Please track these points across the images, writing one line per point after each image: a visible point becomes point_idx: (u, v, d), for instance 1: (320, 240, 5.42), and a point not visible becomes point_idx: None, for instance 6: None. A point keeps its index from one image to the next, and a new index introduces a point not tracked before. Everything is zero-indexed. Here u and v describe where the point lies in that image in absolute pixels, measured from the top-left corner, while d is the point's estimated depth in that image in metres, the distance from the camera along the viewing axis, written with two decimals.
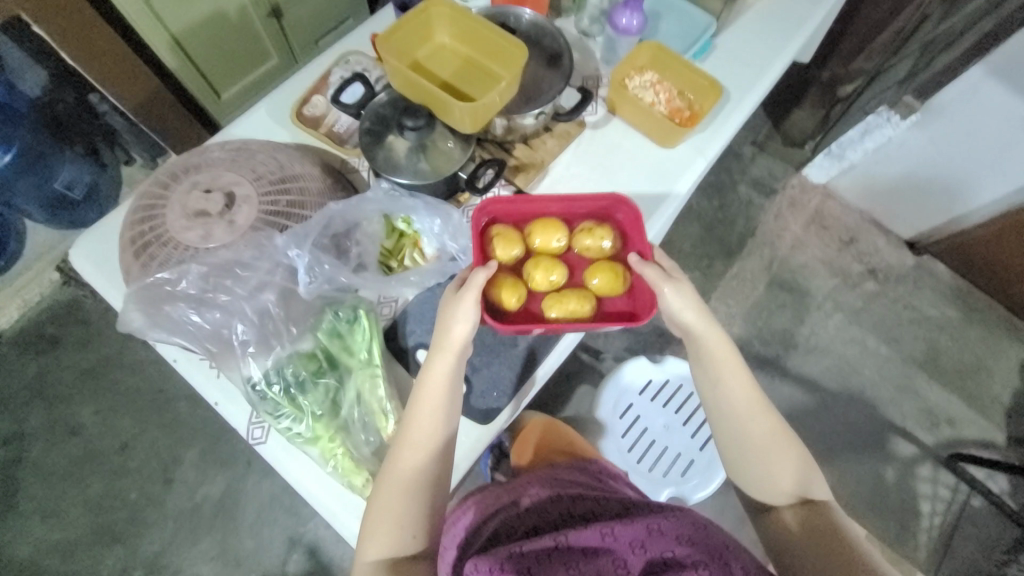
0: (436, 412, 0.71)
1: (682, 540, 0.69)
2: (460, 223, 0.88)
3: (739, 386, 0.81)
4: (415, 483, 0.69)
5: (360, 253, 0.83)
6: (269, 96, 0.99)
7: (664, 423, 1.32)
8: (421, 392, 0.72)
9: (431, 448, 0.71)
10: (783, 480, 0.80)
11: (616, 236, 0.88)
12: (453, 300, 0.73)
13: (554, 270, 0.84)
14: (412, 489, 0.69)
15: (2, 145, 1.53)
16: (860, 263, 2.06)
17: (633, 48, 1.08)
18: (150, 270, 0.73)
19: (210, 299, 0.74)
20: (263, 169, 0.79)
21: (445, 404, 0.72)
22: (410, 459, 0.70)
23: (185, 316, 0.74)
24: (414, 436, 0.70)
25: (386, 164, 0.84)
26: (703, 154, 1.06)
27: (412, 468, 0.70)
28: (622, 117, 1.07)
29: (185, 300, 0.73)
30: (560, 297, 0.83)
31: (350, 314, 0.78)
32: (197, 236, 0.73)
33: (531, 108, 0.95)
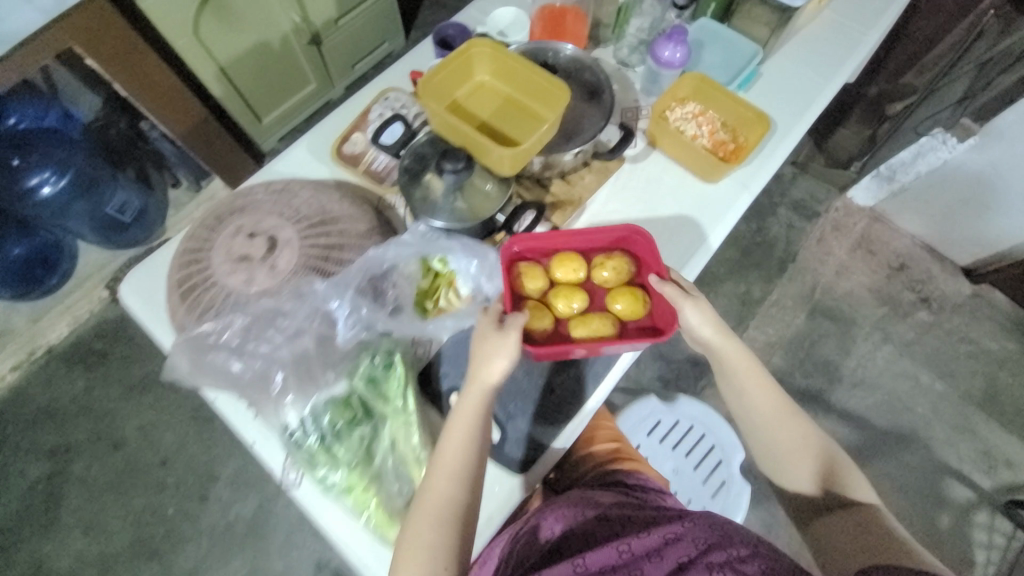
0: (467, 449, 0.71)
1: (698, 544, 0.69)
2: (495, 264, 0.87)
3: (757, 390, 0.85)
4: (447, 509, 0.68)
5: (397, 294, 0.82)
6: (309, 133, 1.01)
7: (673, 467, 1.25)
8: (453, 426, 0.73)
9: (463, 474, 0.70)
10: (811, 466, 0.84)
11: (632, 262, 0.87)
12: (487, 333, 0.75)
13: (575, 298, 0.83)
14: (444, 516, 0.68)
15: (56, 172, 1.62)
16: (911, 291, 1.94)
17: (676, 79, 1.05)
18: (196, 315, 0.75)
19: (252, 345, 0.75)
20: (305, 213, 0.80)
21: (474, 439, 0.71)
22: (441, 488, 0.69)
23: (228, 361, 0.74)
24: (445, 467, 0.70)
25: (423, 206, 0.84)
26: (748, 189, 1.02)
27: (445, 496, 0.69)
28: (663, 150, 1.04)
29: (229, 345, 0.74)
30: (585, 323, 0.82)
31: (386, 359, 0.77)
32: (241, 279, 0.74)
33: (571, 145, 0.93)
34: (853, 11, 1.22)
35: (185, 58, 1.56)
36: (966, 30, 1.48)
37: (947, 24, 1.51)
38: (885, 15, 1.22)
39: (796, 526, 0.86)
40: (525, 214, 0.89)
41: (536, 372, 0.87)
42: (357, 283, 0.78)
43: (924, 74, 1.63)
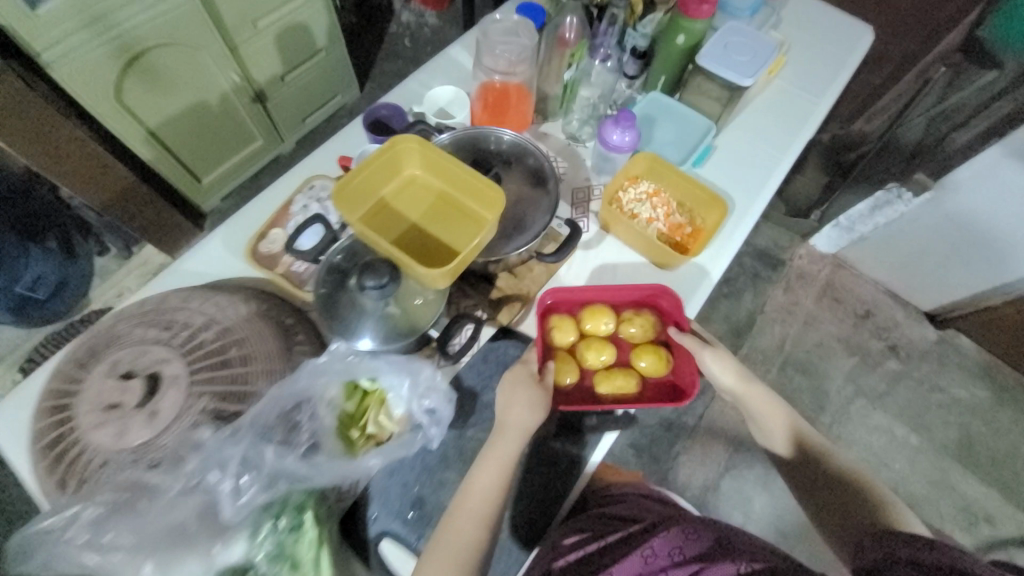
0: (488, 508, 0.71)
1: (672, 553, 0.71)
2: (434, 380, 0.77)
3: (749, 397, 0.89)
4: (468, 551, 0.68)
5: (314, 429, 0.70)
6: (222, 228, 0.90)
7: None
8: (477, 479, 0.73)
9: (489, 514, 0.71)
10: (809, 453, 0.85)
11: (658, 322, 0.88)
12: (527, 385, 0.76)
13: (604, 352, 0.85)
14: (465, 562, 0.67)
15: None
16: (879, 340, 1.92)
17: (627, 160, 0.99)
18: (66, 483, 0.63)
19: (115, 524, 0.60)
20: (200, 338, 0.69)
21: (500, 494, 0.72)
22: (467, 527, 0.69)
23: (86, 542, 0.59)
24: (467, 519, 0.70)
25: (344, 326, 0.74)
26: (708, 276, 0.95)
27: (468, 541, 0.68)
28: (616, 235, 0.97)
29: (89, 519, 0.59)
30: (615, 379, 0.85)
31: (294, 520, 0.64)
32: (109, 433, 0.62)
33: (518, 239, 0.83)
34: (803, 80, 1.21)
35: (106, 122, 1.44)
36: (916, 79, 1.48)
37: (895, 74, 1.54)
38: (835, 83, 1.21)
39: (796, 497, 0.87)
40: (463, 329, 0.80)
41: None
42: (261, 425, 0.66)
43: (873, 120, 1.66)
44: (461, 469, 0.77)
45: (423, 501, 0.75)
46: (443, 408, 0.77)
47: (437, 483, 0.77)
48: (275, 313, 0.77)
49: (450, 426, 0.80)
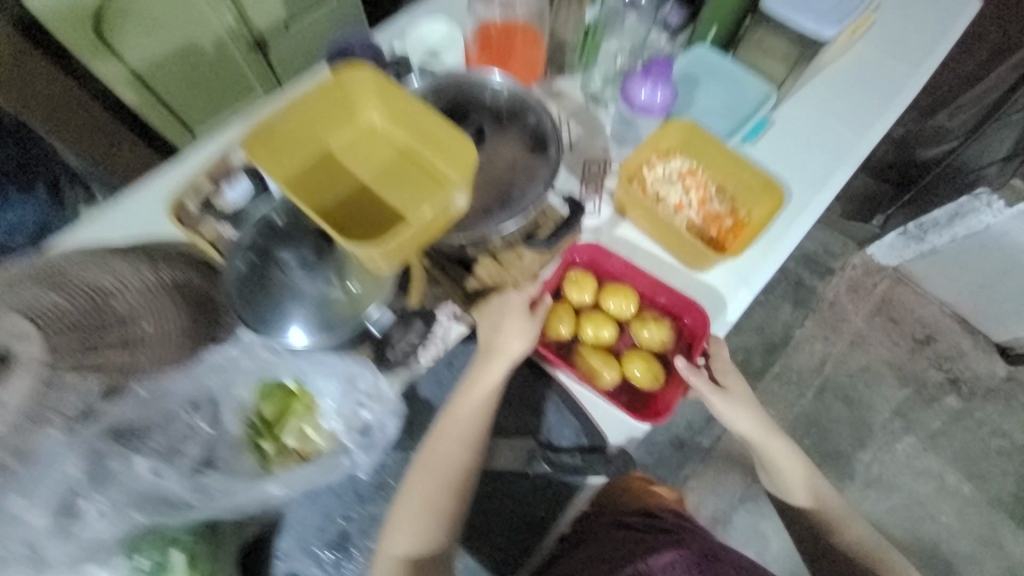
0: (469, 440, 0.60)
1: None
2: (378, 389, 0.61)
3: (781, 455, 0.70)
4: (450, 472, 0.59)
5: (211, 441, 0.55)
6: (156, 181, 0.74)
7: None
8: (451, 415, 0.61)
9: (475, 435, 0.60)
10: (829, 527, 0.69)
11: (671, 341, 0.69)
12: (515, 313, 0.63)
13: (605, 333, 0.67)
14: (445, 480, 0.59)
15: None
16: (938, 370, 1.65)
17: (659, 127, 0.78)
18: None
19: None
20: (72, 306, 0.52)
21: (479, 431, 0.60)
22: (452, 451, 0.60)
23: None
24: (438, 460, 0.59)
25: (260, 311, 0.56)
26: (747, 285, 0.74)
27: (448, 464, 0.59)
28: (635, 222, 0.77)
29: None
30: (599, 364, 0.66)
31: (159, 557, 0.51)
32: None
33: (503, 214, 0.64)
34: (893, 45, 0.95)
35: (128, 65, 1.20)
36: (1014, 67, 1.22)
37: (993, 56, 1.25)
38: (936, 52, 0.94)
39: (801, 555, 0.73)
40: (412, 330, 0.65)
41: None
42: (137, 432, 0.53)
43: (957, 116, 1.38)
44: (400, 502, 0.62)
45: (347, 539, 0.60)
46: (385, 426, 0.61)
47: (368, 516, 0.61)
48: (189, 287, 0.60)
49: (393, 447, 0.63)
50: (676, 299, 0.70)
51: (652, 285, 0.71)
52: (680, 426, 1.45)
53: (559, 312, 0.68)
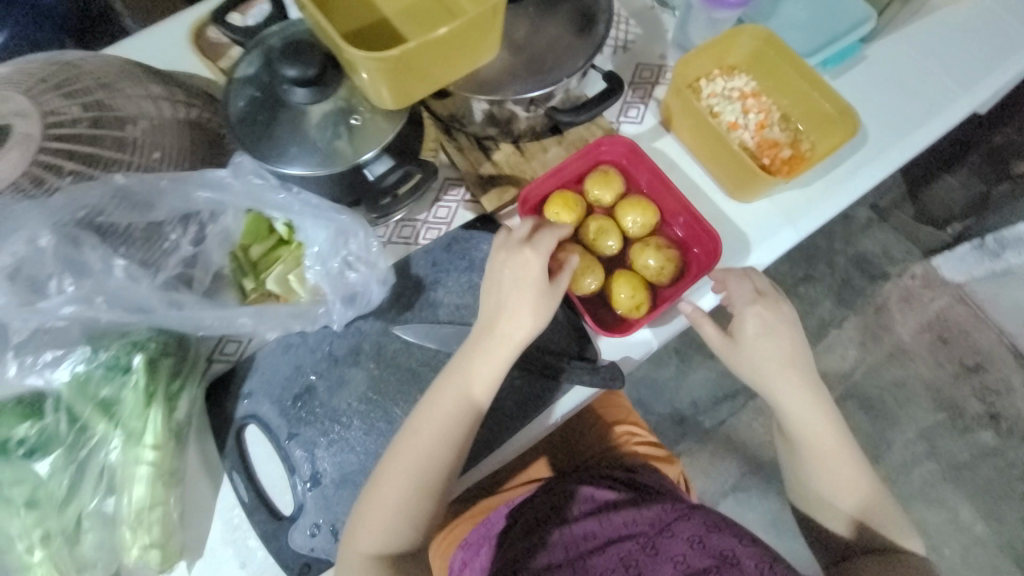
0: (450, 435, 0.50)
1: None
2: (372, 253, 0.57)
3: (810, 411, 0.57)
4: (426, 469, 0.50)
5: (191, 259, 0.53)
6: (186, 12, 0.69)
7: None
8: (450, 380, 0.52)
9: (455, 430, 0.50)
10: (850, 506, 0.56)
11: (672, 273, 0.61)
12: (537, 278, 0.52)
13: (605, 237, 0.61)
14: (420, 480, 0.50)
15: None
16: (980, 402, 1.46)
17: (729, 31, 0.68)
18: None
19: None
20: (76, 84, 0.50)
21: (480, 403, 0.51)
22: (429, 445, 0.50)
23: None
24: (429, 431, 0.50)
25: (258, 135, 0.53)
26: (792, 224, 0.66)
27: (423, 459, 0.50)
28: (679, 136, 0.69)
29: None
30: (582, 268, 0.58)
31: (119, 359, 0.49)
32: None
33: (535, 86, 0.58)
34: None
35: None
36: None
37: None
38: None
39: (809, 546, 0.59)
40: (416, 210, 0.65)
41: (379, 421, 0.56)
42: (116, 230, 0.49)
43: None
44: (372, 370, 0.58)
45: (311, 394, 0.57)
46: (369, 292, 0.58)
47: (336, 377, 0.58)
48: (203, 123, 0.58)
49: (374, 315, 0.60)
50: (692, 230, 0.63)
51: (674, 209, 0.63)
52: (682, 401, 1.35)
53: (571, 198, 0.61)
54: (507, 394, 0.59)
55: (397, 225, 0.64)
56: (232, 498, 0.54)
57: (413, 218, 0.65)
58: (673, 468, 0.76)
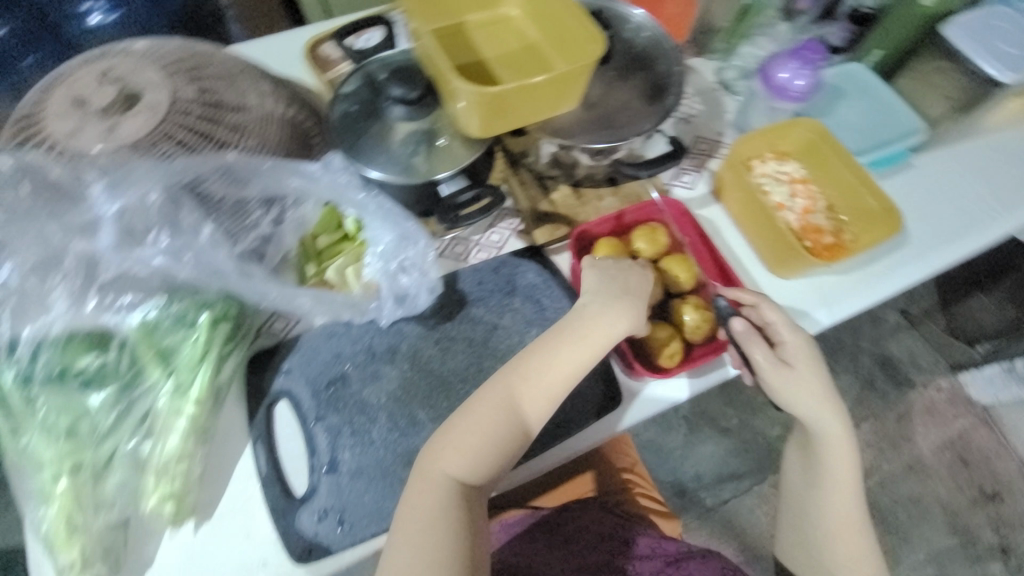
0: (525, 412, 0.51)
1: None
2: (427, 260, 0.61)
3: (832, 461, 0.58)
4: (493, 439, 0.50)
5: (267, 237, 0.58)
6: (305, 30, 0.79)
7: None
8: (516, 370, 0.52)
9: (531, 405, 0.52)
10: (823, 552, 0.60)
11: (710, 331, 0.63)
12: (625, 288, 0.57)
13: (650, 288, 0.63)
14: (484, 451, 0.50)
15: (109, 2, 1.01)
16: (995, 533, 1.37)
17: (785, 122, 0.74)
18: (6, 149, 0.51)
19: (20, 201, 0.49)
20: (206, 72, 0.57)
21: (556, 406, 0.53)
22: (499, 413, 0.51)
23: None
24: (496, 416, 0.51)
25: (355, 141, 0.59)
26: (827, 308, 0.68)
27: (491, 433, 0.50)
28: (727, 206, 0.73)
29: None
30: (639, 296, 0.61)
31: (187, 314, 0.53)
32: (69, 129, 0.51)
33: (604, 137, 0.63)
34: None
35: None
36: None
37: None
38: None
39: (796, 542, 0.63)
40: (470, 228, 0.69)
41: (403, 421, 0.58)
42: (212, 199, 0.54)
43: None
44: (405, 371, 0.60)
45: (344, 382, 0.59)
46: (418, 298, 0.61)
47: (370, 371, 0.60)
48: (301, 126, 0.63)
49: (417, 320, 0.63)
50: None
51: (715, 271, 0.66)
52: (687, 473, 1.31)
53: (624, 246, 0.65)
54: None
55: (450, 241, 0.69)
56: (251, 467, 0.55)
57: (467, 234, 0.69)
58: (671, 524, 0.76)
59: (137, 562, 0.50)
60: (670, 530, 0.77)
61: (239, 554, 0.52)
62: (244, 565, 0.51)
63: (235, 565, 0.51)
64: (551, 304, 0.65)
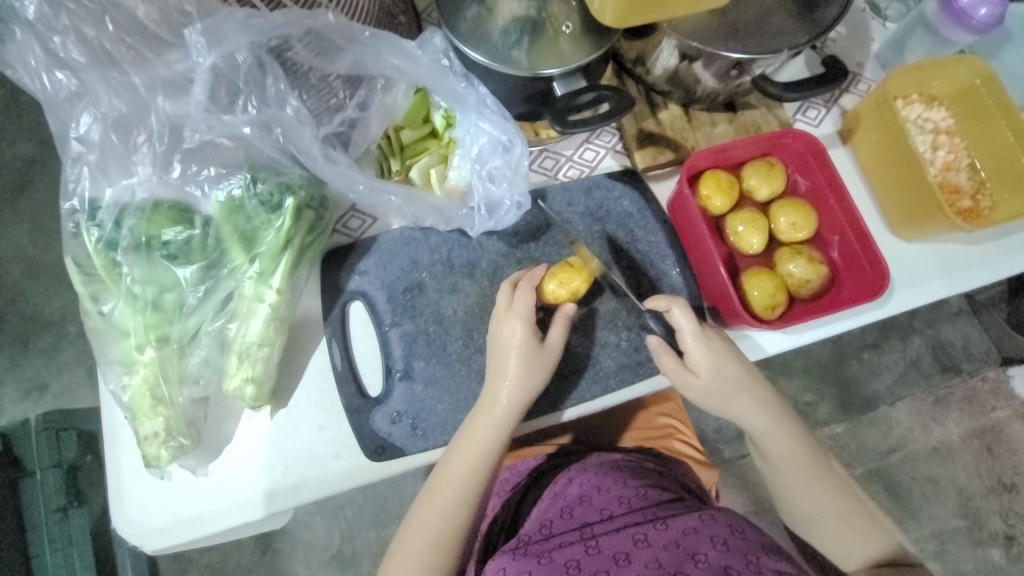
0: (478, 472, 0.49)
1: None
2: (518, 171, 0.55)
3: (777, 445, 0.54)
4: (456, 510, 0.49)
5: (353, 122, 0.53)
6: None
7: None
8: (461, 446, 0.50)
9: (485, 467, 0.50)
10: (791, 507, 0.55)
11: (819, 285, 0.57)
12: (524, 353, 0.50)
13: (758, 232, 0.57)
14: (450, 521, 0.49)
15: None
16: None
17: (948, 57, 0.62)
18: None
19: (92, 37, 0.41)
20: None
21: (494, 466, 0.50)
22: (456, 484, 0.49)
23: (48, 45, 0.42)
24: (453, 489, 0.49)
25: (458, 20, 0.51)
26: (946, 277, 0.62)
27: (452, 505, 0.49)
28: (855, 150, 0.64)
29: (68, 35, 0.41)
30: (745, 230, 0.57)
31: (272, 197, 0.49)
32: None
33: (745, 42, 0.52)
34: None
35: None
36: None
37: None
38: None
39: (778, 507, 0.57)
40: (562, 142, 0.62)
41: (478, 338, 0.55)
42: (298, 70, 0.48)
43: None
44: (484, 287, 0.57)
45: (421, 291, 0.56)
46: (507, 212, 0.56)
47: (448, 284, 0.57)
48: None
49: (498, 235, 0.58)
50: (847, 254, 0.58)
51: (833, 221, 0.59)
52: None
53: (730, 181, 0.58)
54: (610, 353, 0.57)
55: (541, 151, 0.62)
56: (325, 362, 0.54)
57: (560, 147, 0.62)
58: (710, 474, 0.70)
59: (216, 437, 0.51)
60: (709, 480, 0.70)
61: (312, 443, 0.52)
62: (316, 454, 0.52)
63: (307, 451, 0.52)
64: (644, 237, 0.60)
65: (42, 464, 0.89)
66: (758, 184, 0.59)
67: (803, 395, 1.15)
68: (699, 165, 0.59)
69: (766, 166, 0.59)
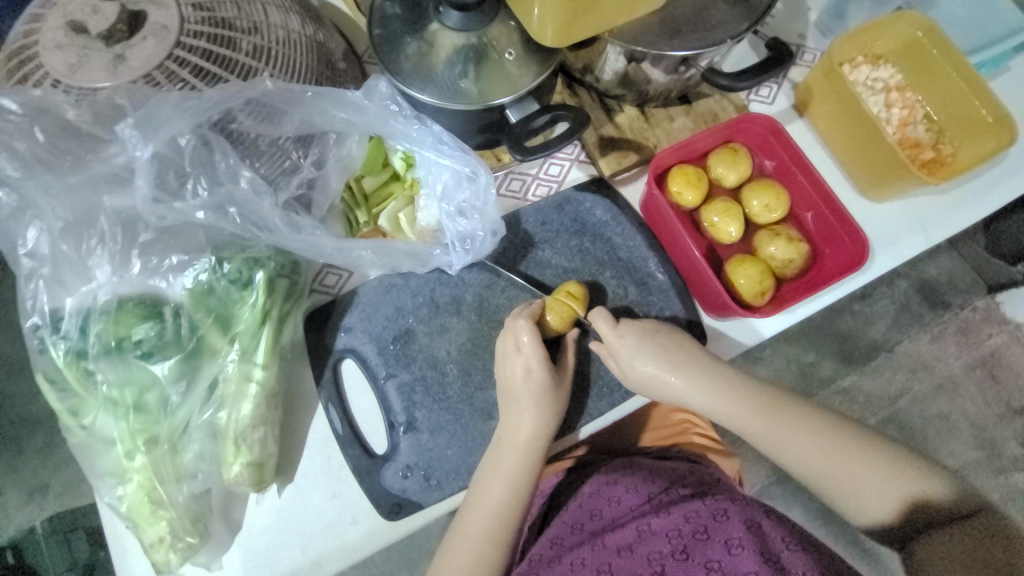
0: (505, 513, 0.48)
1: None
2: (487, 201, 0.53)
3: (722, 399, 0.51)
4: (487, 553, 0.48)
5: (312, 182, 0.52)
6: None
7: None
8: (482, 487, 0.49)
9: (511, 505, 0.48)
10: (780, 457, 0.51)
11: (804, 263, 0.57)
12: (531, 386, 0.50)
13: (733, 220, 0.57)
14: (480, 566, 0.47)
15: None
16: None
17: (887, 15, 0.63)
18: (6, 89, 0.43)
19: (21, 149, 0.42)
20: None
21: (518, 505, 0.49)
22: (482, 526, 0.48)
23: None
24: (479, 532, 0.48)
25: (399, 63, 0.51)
26: (924, 231, 0.63)
27: (481, 550, 0.48)
28: (814, 122, 0.65)
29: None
30: (721, 221, 0.58)
31: (241, 273, 0.48)
32: (66, 62, 0.41)
33: (688, 38, 0.52)
34: None
35: None
36: None
37: None
38: None
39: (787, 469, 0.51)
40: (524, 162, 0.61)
41: (477, 375, 0.54)
42: (244, 140, 0.47)
43: None
44: (474, 323, 0.56)
45: (411, 337, 0.55)
46: (483, 242, 0.55)
47: (436, 325, 0.56)
48: (324, 48, 0.53)
49: (479, 267, 0.57)
50: (825, 225, 0.59)
51: (805, 196, 0.60)
52: None
53: (697, 173, 0.58)
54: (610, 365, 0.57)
55: (505, 175, 0.61)
56: (325, 428, 0.53)
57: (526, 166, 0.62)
58: (731, 463, 0.69)
59: (225, 527, 0.49)
60: (732, 469, 0.70)
61: (324, 513, 0.51)
62: (331, 524, 0.50)
63: (322, 523, 0.50)
64: (623, 243, 0.59)
65: (55, 569, 0.87)
66: (726, 172, 0.59)
67: (804, 358, 1.15)
68: (666, 162, 0.59)
69: (727, 154, 0.59)
